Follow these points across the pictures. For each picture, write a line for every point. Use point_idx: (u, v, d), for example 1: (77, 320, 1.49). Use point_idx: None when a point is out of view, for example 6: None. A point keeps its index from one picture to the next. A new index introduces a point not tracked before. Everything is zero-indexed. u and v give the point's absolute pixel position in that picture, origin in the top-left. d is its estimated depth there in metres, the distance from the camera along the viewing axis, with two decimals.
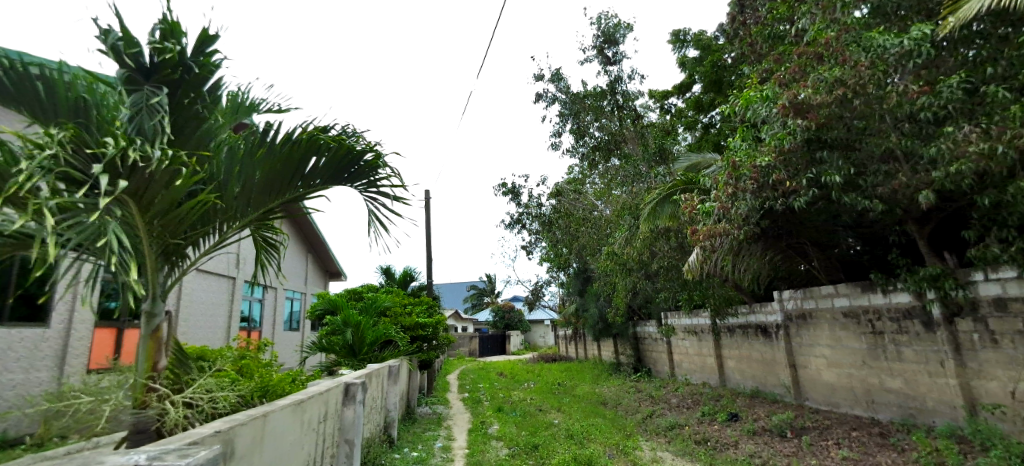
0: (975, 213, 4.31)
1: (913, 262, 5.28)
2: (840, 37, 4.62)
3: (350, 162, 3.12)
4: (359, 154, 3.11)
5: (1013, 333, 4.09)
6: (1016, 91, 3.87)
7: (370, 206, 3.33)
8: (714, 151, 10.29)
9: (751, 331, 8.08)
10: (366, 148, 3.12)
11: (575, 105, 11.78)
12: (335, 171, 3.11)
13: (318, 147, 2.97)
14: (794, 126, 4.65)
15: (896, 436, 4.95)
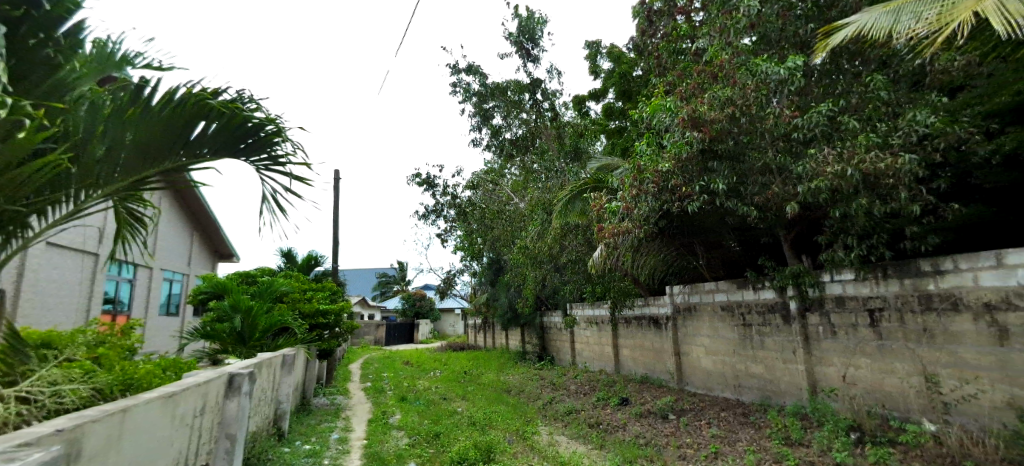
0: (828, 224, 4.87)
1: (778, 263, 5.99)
2: (732, 60, 5.07)
3: (244, 131, 2.84)
4: (255, 123, 2.85)
5: (849, 326, 4.78)
6: (864, 121, 4.46)
7: (264, 179, 3.05)
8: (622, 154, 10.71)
9: (645, 322, 8.69)
10: (263, 117, 2.87)
11: (496, 96, 12.13)
12: (226, 140, 2.83)
13: (207, 111, 2.68)
14: (691, 137, 5.05)
15: (755, 415, 5.61)
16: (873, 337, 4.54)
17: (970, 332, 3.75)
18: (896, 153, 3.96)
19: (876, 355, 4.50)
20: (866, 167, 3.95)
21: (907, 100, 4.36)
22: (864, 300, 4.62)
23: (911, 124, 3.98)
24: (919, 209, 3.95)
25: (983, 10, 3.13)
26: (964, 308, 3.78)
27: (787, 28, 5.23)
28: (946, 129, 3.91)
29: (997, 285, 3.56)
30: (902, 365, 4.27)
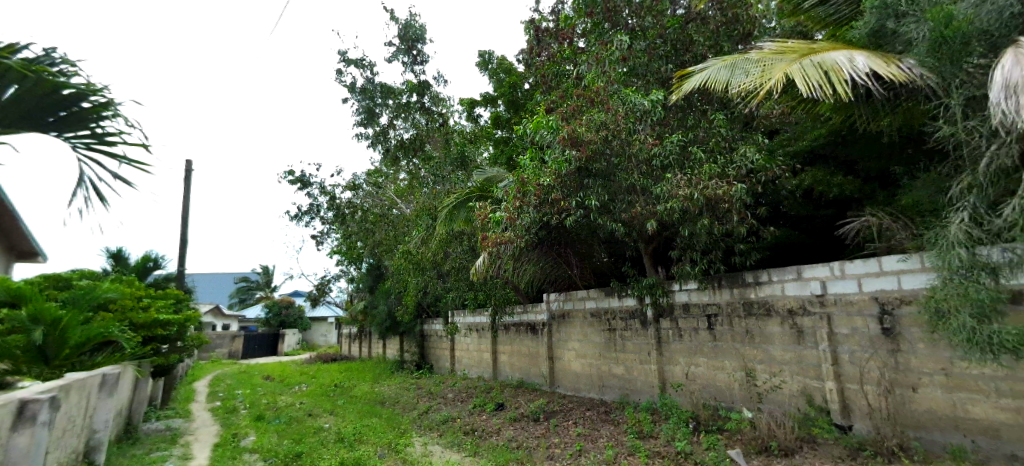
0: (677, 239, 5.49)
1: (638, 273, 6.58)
2: (606, 87, 5.53)
3: (57, 100, 2.42)
4: (73, 93, 2.45)
5: (692, 329, 5.44)
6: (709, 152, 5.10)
7: (85, 157, 2.67)
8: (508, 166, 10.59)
9: (522, 328, 8.98)
10: (83, 86, 2.48)
11: (386, 94, 11.91)
12: (32, 109, 2.40)
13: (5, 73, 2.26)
14: (569, 155, 5.37)
15: (615, 412, 6.11)
16: (709, 339, 5.22)
17: (778, 333, 4.49)
18: (732, 183, 4.55)
19: (711, 354, 5.18)
20: (708, 192, 4.52)
21: (740, 138, 5.13)
22: (704, 307, 5.29)
23: (743, 159, 4.67)
24: (746, 230, 4.64)
25: (791, 72, 3.66)
26: (774, 313, 4.53)
27: (652, 64, 5.84)
28: (768, 165, 4.65)
29: (798, 294, 4.32)
30: (730, 362, 4.97)
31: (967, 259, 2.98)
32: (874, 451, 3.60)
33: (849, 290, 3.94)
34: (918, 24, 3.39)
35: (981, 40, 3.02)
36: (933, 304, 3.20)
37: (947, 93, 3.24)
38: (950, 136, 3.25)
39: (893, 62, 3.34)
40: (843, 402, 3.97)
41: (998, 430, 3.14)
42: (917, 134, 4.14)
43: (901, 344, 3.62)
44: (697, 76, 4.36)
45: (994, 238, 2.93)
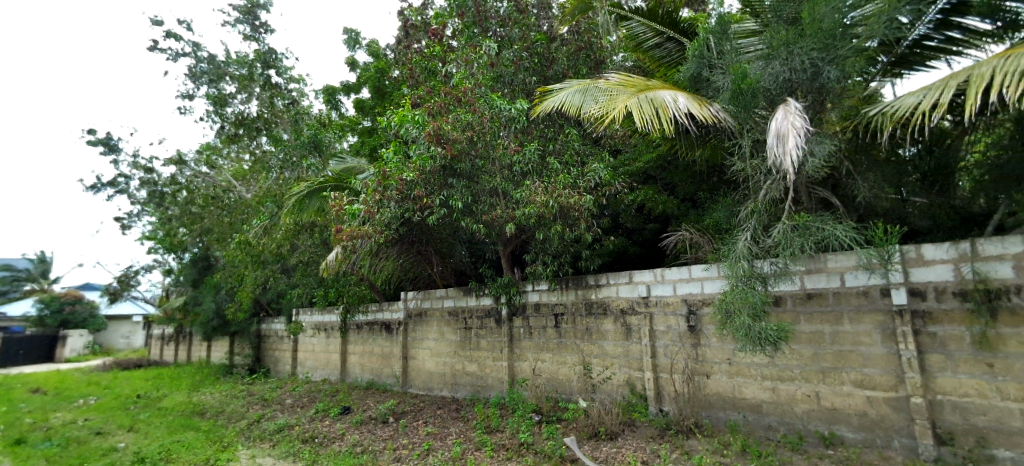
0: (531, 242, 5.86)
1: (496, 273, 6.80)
2: (473, 90, 5.69)
3: None
4: None
5: (540, 327, 5.86)
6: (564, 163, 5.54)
7: None
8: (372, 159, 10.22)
9: (376, 327, 8.71)
10: None
11: (211, 68, 10.55)
12: None
13: None
14: (435, 151, 5.43)
15: (465, 409, 6.29)
16: (555, 336, 5.69)
17: (611, 330, 5.10)
18: (582, 193, 5.03)
19: (556, 350, 5.66)
20: (562, 200, 4.94)
21: (589, 153, 5.61)
22: (552, 306, 5.74)
23: (591, 173, 5.18)
24: (590, 237, 5.14)
25: (629, 107, 4.24)
26: (609, 312, 5.13)
27: (518, 75, 6.19)
28: (612, 181, 5.22)
29: (628, 295, 4.96)
30: (571, 357, 5.49)
31: (749, 268, 3.78)
32: (676, 429, 4.29)
33: (667, 293, 4.65)
34: (724, 75, 4.19)
35: (765, 96, 3.83)
36: (722, 306, 3.90)
37: (741, 135, 4.05)
38: (742, 170, 4.06)
39: (704, 105, 4.09)
40: (657, 389, 4.65)
41: (760, 406, 4.03)
42: (719, 165, 4.99)
43: (701, 339, 4.39)
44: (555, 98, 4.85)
45: (767, 254, 3.84)
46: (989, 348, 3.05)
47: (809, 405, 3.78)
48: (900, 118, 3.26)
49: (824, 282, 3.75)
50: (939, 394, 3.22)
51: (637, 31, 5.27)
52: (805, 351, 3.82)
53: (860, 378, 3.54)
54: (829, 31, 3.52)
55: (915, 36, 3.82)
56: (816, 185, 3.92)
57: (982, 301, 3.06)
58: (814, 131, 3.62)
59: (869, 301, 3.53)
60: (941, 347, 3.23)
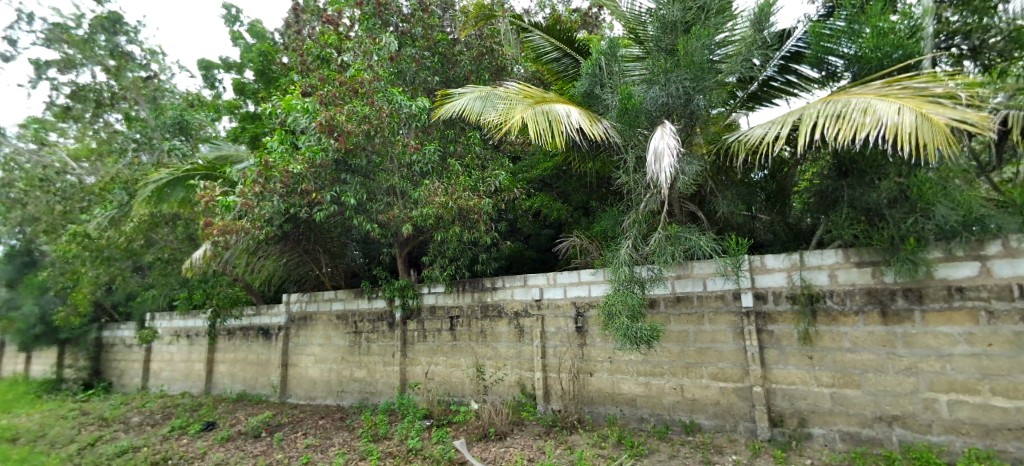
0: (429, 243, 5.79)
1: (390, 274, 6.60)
2: (372, 82, 5.45)
3: None
4: None
5: (434, 330, 5.83)
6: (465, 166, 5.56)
7: None
8: (252, 145, 8.56)
9: (252, 333, 7.96)
10: None
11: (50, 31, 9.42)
12: None
13: None
14: (327, 144, 5.18)
15: (351, 417, 6.01)
16: (449, 339, 5.70)
17: (505, 332, 5.25)
18: (481, 197, 5.10)
19: (450, 353, 5.67)
20: (461, 202, 4.99)
21: (490, 157, 5.68)
22: (448, 309, 5.74)
23: (491, 178, 5.27)
24: (488, 240, 5.22)
25: (525, 119, 4.44)
26: (504, 315, 5.28)
27: (419, 73, 6.12)
28: (511, 187, 5.37)
29: (522, 298, 5.15)
30: (464, 360, 5.53)
31: (630, 274, 4.14)
32: (561, 426, 4.55)
33: (558, 296, 4.90)
34: (612, 94, 4.58)
35: (648, 117, 4.25)
36: (606, 308, 4.21)
37: (627, 150, 4.43)
38: (627, 183, 4.43)
39: (594, 121, 4.42)
40: (545, 388, 4.89)
41: (634, 400, 4.43)
42: (607, 177, 5.40)
43: (587, 339, 4.72)
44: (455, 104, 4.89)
45: (645, 261, 4.22)
46: (811, 343, 3.71)
47: (675, 398, 4.24)
48: (751, 146, 3.82)
49: (689, 287, 4.26)
50: (774, 383, 3.84)
51: (537, 44, 5.52)
52: (673, 349, 4.29)
53: (715, 372, 4.07)
54: (700, 63, 4.03)
55: (763, 76, 4.47)
56: (686, 200, 4.43)
57: (806, 304, 3.73)
58: (686, 151, 4.09)
59: (724, 303, 4.08)
60: (777, 343, 3.85)
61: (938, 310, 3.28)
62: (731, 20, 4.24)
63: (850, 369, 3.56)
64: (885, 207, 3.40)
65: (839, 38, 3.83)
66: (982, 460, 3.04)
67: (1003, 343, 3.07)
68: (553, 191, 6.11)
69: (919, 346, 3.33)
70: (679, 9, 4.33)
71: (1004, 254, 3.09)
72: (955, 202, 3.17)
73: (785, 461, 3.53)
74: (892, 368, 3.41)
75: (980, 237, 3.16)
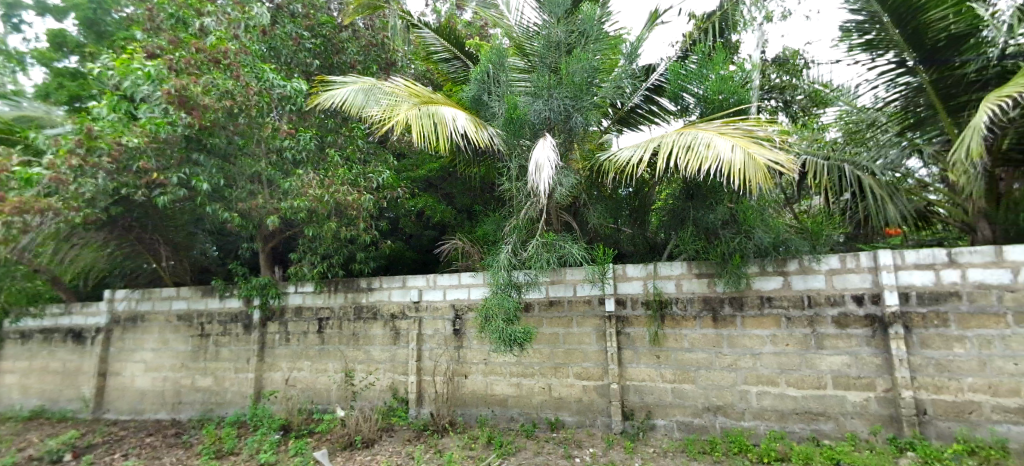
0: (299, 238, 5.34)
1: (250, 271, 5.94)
2: (237, 54, 4.85)
3: None
4: None
5: (299, 333, 5.39)
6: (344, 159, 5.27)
7: None
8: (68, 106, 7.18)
9: (57, 336, 6.56)
10: None
11: None
12: None
13: None
14: (176, 118, 4.50)
15: (189, 433, 5.25)
16: (316, 342, 5.31)
17: (380, 335, 5.05)
18: (361, 192, 4.84)
19: (315, 358, 5.28)
20: (338, 196, 4.69)
21: (372, 152, 5.46)
22: (316, 311, 5.34)
23: (373, 174, 5.05)
24: (370, 237, 4.99)
25: (410, 120, 4.35)
26: (379, 317, 5.08)
27: (298, 53, 5.64)
28: (393, 184, 5.21)
29: (400, 300, 5.01)
30: (332, 364, 5.20)
31: (508, 278, 4.26)
32: (432, 429, 4.51)
33: (437, 298, 4.87)
34: (499, 102, 4.70)
35: (532, 128, 4.43)
36: (483, 311, 4.29)
37: (511, 157, 4.55)
38: (509, 190, 4.57)
39: (481, 128, 4.49)
40: (419, 392, 4.81)
41: (506, 400, 4.58)
42: (491, 183, 5.52)
43: (464, 341, 4.76)
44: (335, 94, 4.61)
45: (522, 266, 4.33)
46: (659, 344, 4.20)
47: (543, 397, 4.48)
48: (620, 166, 4.17)
49: (561, 291, 4.54)
50: (628, 380, 4.26)
51: (428, 42, 5.50)
52: (544, 350, 4.53)
53: (580, 371, 4.39)
54: (580, 83, 4.28)
55: (632, 104, 4.94)
56: (562, 209, 4.70)
57: (658, 309, 4.21)
58: (564, 164, 4.35)
59: (591, 308, 4.43)
60: (632, 344, 4.29)
61: (753, 315, 3.95)
62: (608, 48, 4.58)
63: (687, 367, 4.10)
64: (720, 227, 3.98)
65: (691, 79, 4.40)
66: (779, 438, 3.74)
67: (795, 342, 3.82)
68: (438, 191, 6.11)
69: (740, 345, 3.97)
70: (562, 31, 4.62)
71: (799, 271, 3.86)
72: (769, 226, 3.84)
73: (633, 450, 3.92)
74: (718, 365, 4.01)
75: (784, 256, 3.90)
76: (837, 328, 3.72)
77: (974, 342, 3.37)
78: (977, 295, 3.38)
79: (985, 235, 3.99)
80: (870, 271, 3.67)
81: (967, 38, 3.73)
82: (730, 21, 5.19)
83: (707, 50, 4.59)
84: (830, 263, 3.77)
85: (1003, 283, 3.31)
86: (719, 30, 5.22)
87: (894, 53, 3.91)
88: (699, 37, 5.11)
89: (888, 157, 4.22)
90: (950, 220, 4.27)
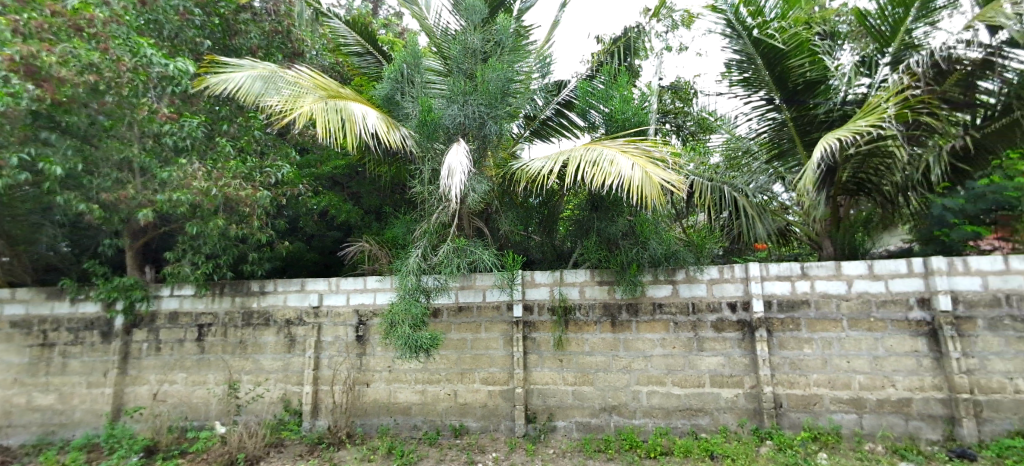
0: (177, 235, 4.77)
1: (114, 271, 5.18)
2: (105, 23, 4.20)
3: None
4: None
5: (173, 341, 4.81)
6: (238, 150, 4.83)
7: None
8: None
9: None
10: None
11: None
12: None
13: None
14: (22, 90, 3.78)
15: (20, 461, 4.41)
16: (194, 351, 4.76)
17: (271, 343, 4.67)
18: (256, 187, 4.47)
19: (192, 369, 4.73)
20: (229, 191, 4.28)
21: (271, 144, 5.19)
22: (195, 316, 4.80)
23: (271, 169, 4.69)
24: (265, 237, 4.60)
25: (315, 114, 4.11)
26: (271, 323, 4.70)
27: (185, 30, 4.99)
28: (293, 181, 4.87)
29: (296, 304, 4.68)
30: (213, 376, 4.70)
31: (416, 283, 4.17)
32: (328, 442, 4.26)
33: (339, 303, 4.63)
34: (413, 104, 4.63)
35: (445, 132, 4.41)
36: (388, 317, 4.16)
37: (423, 161, 4.50)
38: (421, 193, 4.51)
39: (392, 128, 4.37)
40: (314, 403, 4.52)
41: (409, 408, 4.47)
42: (402, 184, 5.39)
43: (367, 348, 4.56)
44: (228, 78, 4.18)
45: (432, 270, 4.28)
46: (562, 348, 4.38)
47: (448, 403, 4.44)
48: (532, 176, 4.29)
49: (470, 297, 4.55)
50: (532, 384, 4.38)
51: (340, 33, 5.39)
52: (450, 356, 4.49)
53: (486, 376, 4.42)
54: (494, 92, 4.32)
55: (543, 116, 5.13)
56: (473, 215, 4.73)
57: (562, 315, 4.39)
58: (477, 170, 4.39)
59: (499, 313, 4.49)
60: (537, 348, 4.42)
61: (646, 321, 4.28)
62: (522, 60, 4.71)
63: (587, 370, 4.32)
64: (620, 238, 4.26)
65: (597, 98, 4.70)
66: (664, 434, 4.09)
67: (681, 345, 4.20)
68: (344, 190, 5.87)
69: (634, 348, 4.27)
70: (479, 39, 4.67)
71: (685, 280, 4.25)
72: (662, 239, 4.19)
73: (534, 452, 4.03)
74: (615, 367, 4.28)
75: (673, 266, 4.27)
76: (715, 332, 4.16)
77: (819, 343, 3.98)
78: (822, 302, 4.01)
79: (828, 252, 4.78)
80: (742, 281, 4.16)
81: (818, 85, 4.41)
82: (634, 47, 5.61)
83: (612, 72, 4.92)
84: (710, 273, 4.21)
85: (840, 293, 3.99)
86: (624, 54, 5.63)
87: (766, 91, 4.53)
88: (606, 59, 5.47)
89: (759, 182, 4.77)
90: (802, 237, 5.02)
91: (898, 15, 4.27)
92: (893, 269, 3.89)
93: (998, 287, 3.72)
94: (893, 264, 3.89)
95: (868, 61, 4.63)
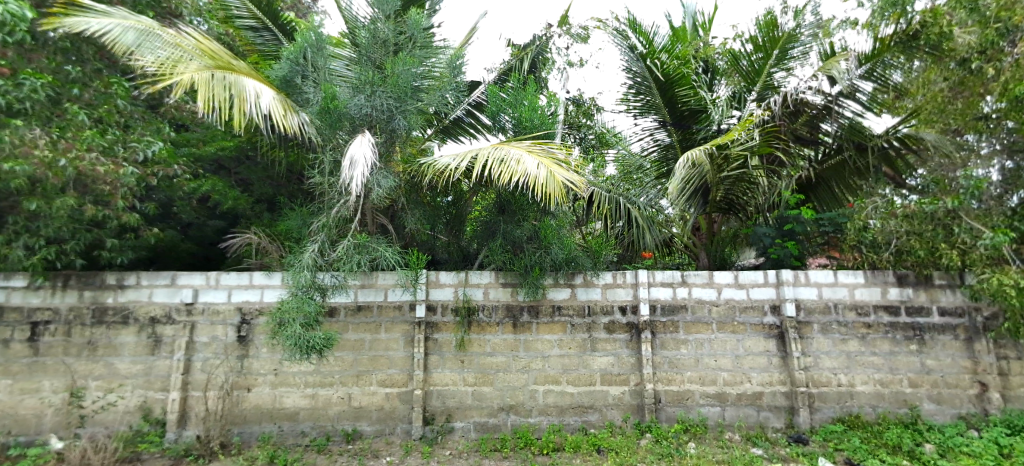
0: None
1: None
2: None
3: None
4: None
5: None
6: (93, 120, 4.07)
7: None
8: None
9: None
10: None
11: None
12: None
13: None
14: None
15: None
16: (24, 353, 4.00)
17: (130, 344, 4.07)
18: (119, 163, 3.89)
19: (21, 375, 3.97)
20: (82, 165, 3.65)
21: (139, 118, 4.51)
22: (27, 312, 4.04)
23: (138, 144, 4.10)
24: (130, 221, 4.01)
25: (198, 83, 3.63)
26: (130, 321, 4.10)
27: None
28: (165, 161, 4.29)
29: (164, 301, 4.14)
30: (49, 383, 3.97)
31: (311, 280, 3.91)
32: (197, 454, 3.79)
33: (217, 300, 4.18)
34: (315, 89, 4.34)
35: (348, 123, 4.18)
36: (278, 316, 3.86)
37: (324, 150, 4.26)
38: (321, 184, 4.24)
39: (290, 112, 4.06)
40: (182, 411, 4.02)
41: (297, 414, 4.15)
42: (298, 172, 5.14)
43: (250, 350, 4.17)
44: (92, 20, 3.52)
45: (329, 267, 4.07)
46: (464, 349, 4.37)
47: (341, 407, 4.20)
48: (438, 172, 4.20)
49: (370, 295, 4.36)
50: (431, 385, 4.31)
51: (229, 3, 4.94)
52: (346, 357, 4.27)
53: (383, 378, 4.27)
54: (404, 86, 4.18)
55: (453, 116, 5.11)
56: (377, 211, 4.56)
57: (465, 316, 4.39)
58: (383, 165, 4.21)
59: (400, 314, 4.36)
60: (439, 349, 4.36)
61: (546, 322, 4.44)
62: (434, 56, 4.64)
63: (487, 370, 4.36)
64: (525, 241, 4.38)
65: (505, 104, 4.78)
66: (557, 431, 4.25)
67: (576, 346, 4.42)
68: (230, 175, 5.35)
69: (533, 349, 4.40)
70: (389, 29, 4.49)
71: (583, 284, 4.49)
72: (563, 245, 4.38)
73: (430, 454, 3.97)
74: (514, 367, 4.37)
75: (572, 271, 4.48)
76: (607, 333, 4.44)
77: (692, 343, 4.43)
78: (697, 307, 4.46)
79: (704, 262, 5.34)
80: (632, 286, 4.50)
81: (699, 114, 4.90)
82: (541, 57, 5.81)
83: (521, 80, 5.05)
84: (605, 278, 4.49)
85: (711, 299, 4.47)
86: (533, 62, 5.78)
87: (658, 115, 4.97)
88: (516, 65, 5.59)
89: (648, 196, 5.13)
90: (683, 248, 5.56)
91: (761, 59, 4.97)
92: (754, 279, 4.47)
93: (828, 296, 4.45)
94: (753, 275, 4.46)
95: (738, 97, 5.23)
